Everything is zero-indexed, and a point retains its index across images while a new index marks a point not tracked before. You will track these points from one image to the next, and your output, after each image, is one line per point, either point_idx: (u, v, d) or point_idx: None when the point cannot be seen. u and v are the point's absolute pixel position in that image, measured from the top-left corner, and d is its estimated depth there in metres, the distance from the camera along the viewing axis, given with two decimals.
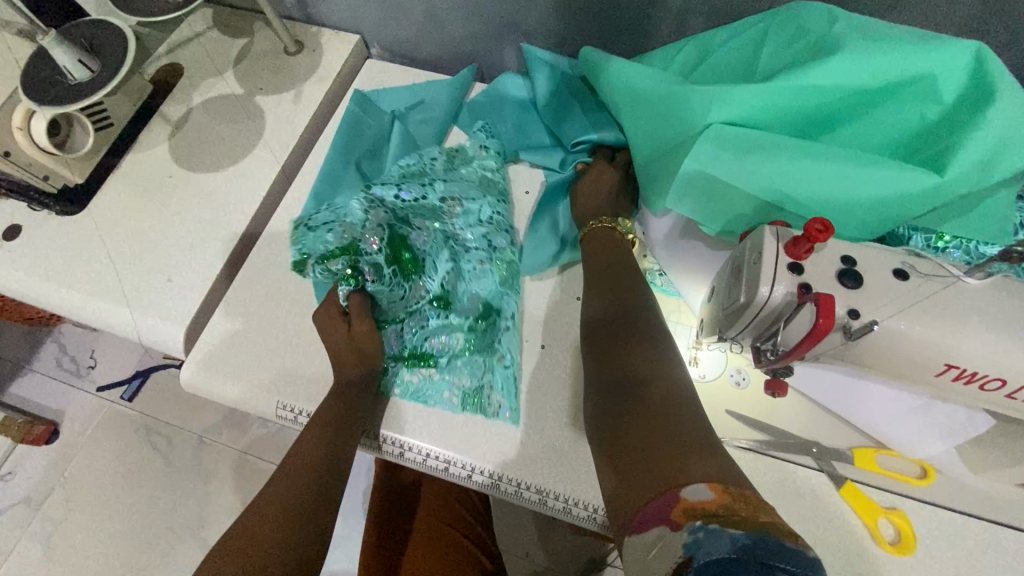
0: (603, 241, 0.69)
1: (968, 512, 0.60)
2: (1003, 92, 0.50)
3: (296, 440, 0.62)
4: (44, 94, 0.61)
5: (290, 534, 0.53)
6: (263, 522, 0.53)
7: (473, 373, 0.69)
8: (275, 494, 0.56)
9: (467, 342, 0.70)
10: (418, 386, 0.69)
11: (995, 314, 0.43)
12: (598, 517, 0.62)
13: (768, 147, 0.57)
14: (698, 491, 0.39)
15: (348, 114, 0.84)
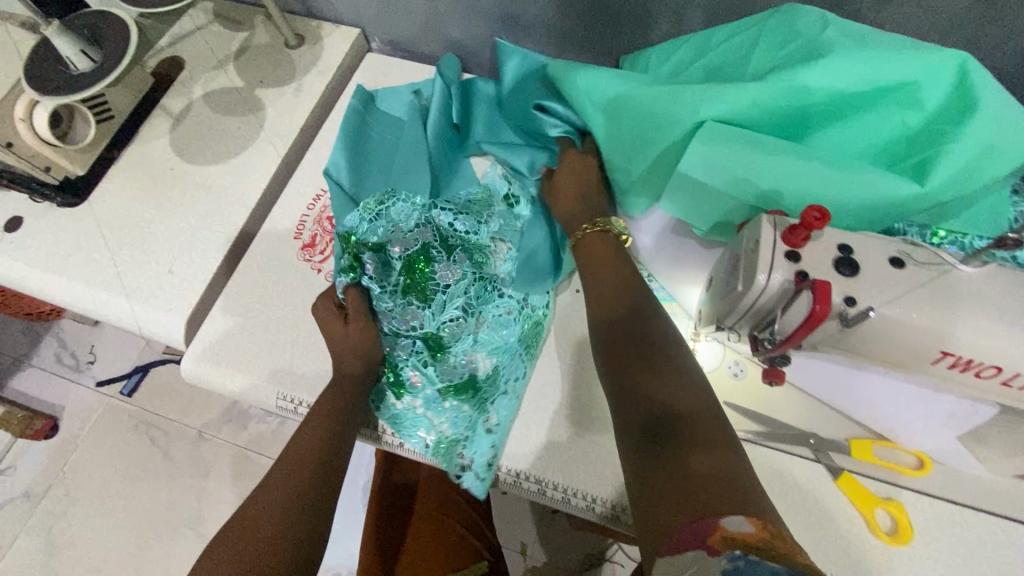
0: (593, 250, 0.63)
1: (963, 503, 0.60)
2: (988, 101, 0.46)
3: (295, 432, 0.61)
4: (46, 84, 0.61)
5: (284, 536, 0.52)
6: (256, 522, 0.53)
7: (456, 423, 0.66)
8: (267, 490, 0.56)
9: (452, 389, 0.67)
10: (401, 413, 0.67)
11: (988, 302, 0.43)
12: (596, 508, 0.62)
13: (749, 146, 0.52)
14: (737, 521, 0.37)
15: (349, 109, 0.82)
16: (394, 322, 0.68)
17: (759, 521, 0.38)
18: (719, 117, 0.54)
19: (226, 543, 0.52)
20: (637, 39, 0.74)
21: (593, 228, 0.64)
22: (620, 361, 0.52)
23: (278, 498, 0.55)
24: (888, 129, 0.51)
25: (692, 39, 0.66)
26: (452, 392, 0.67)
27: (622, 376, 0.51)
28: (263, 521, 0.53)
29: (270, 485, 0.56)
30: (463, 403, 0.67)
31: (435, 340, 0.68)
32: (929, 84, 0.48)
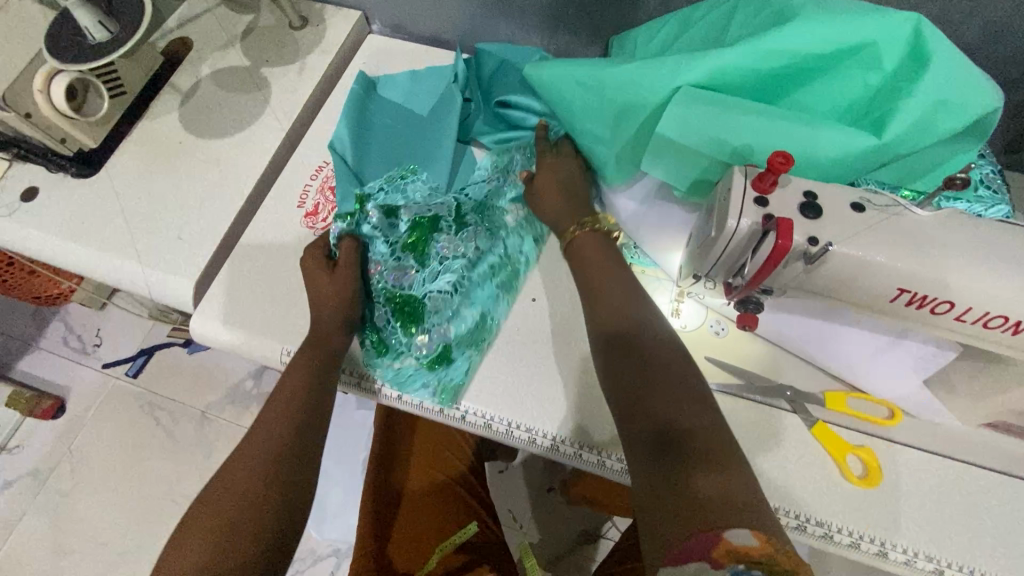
0: (585, 253, 0.62)
1: (931, 449, 0.63)
2: (936, 58, 0.51)
3: (280, 376, 0.64)
4: (67, 53, 0.65)
5: (260, 502, 0.53)
6: (231, 490, 0.54)
7: (430, 388, 0.69)
8: (241, 459, 0.57)
9: (427, 361, 0.69)
10: (387, 376, 0.70)
11: (939, 241, 0.47)
12: (583, 454, 0.66)
13: (725, 109, 0.57)
14: (740, 535, 0.41)
15: (352, 94, 0.85)
16: (385, 276, 0.71)
17: (762, 535, 0.41)
18: (695, 83, 0.58)
19: (203, 508, 0.53)
20: (624, 18, 0.78)
21: (582, 231, 0.64)
22: (630, 366, 0.52)
23: (249, 470, 0.55)
24: (851, 90, 0.56)
25: (672, 17, 0.69)
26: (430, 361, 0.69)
27: (631, 388, 0.51)
28: (238, 490, 0.54)
29: (244, 453, 0.57)
30: (439, 371, 0.69)
31: (418, 305, 0.70)
32: (887, 46, 0.53)
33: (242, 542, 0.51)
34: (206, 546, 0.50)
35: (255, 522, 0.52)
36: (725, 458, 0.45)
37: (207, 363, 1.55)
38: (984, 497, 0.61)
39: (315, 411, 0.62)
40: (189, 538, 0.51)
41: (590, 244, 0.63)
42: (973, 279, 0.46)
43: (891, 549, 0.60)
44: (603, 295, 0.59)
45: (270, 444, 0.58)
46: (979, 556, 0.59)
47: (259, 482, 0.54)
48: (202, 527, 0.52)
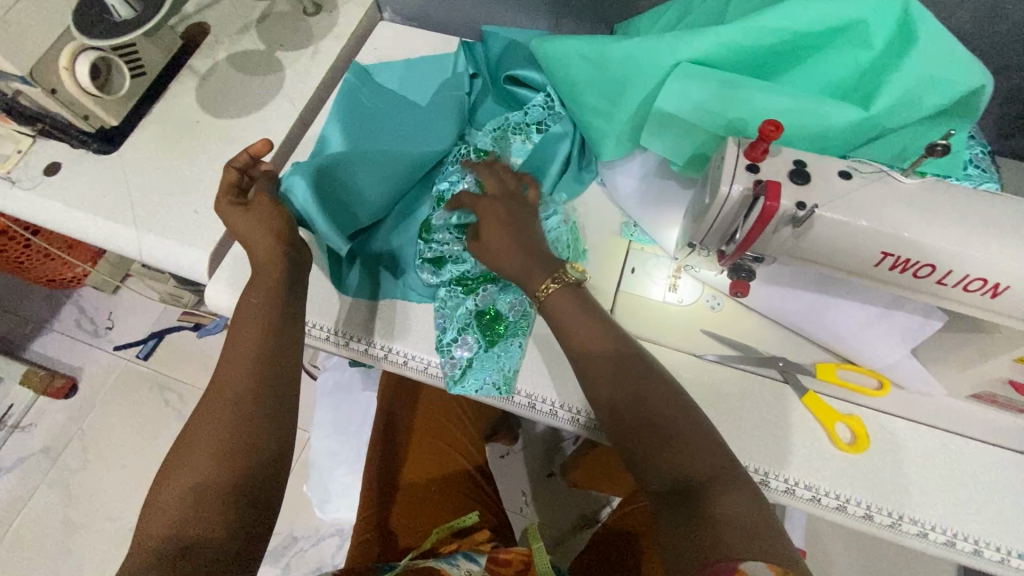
0: (560, 309, 0.60)
1: (918, 420, 0.66)
2: (924, 36, 0.54)
3: (226, 357, 0.58)
4: (94, 29, 0.68)
5: (228, 474, 0.51)
6: (197, 458, 0.52)
7: (459, 341, 0.71)
8: (203, 426, 0.54)
9: (491, 336, 0.71)
10: (464, 373, 0.70)
11: (921, 208, 0.49)
12: (581, 420, 0.69)
13: (719, 83, 0.60)
14: (757, 567, 0.44)
15: (346, 83, 0.87)
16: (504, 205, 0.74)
17: (776, 564, 0.45)
18: (692, 61, 0.61)
19: (171, 476, 0.52)
20: (626, 7, 0.80)
21: (556, 285, 0.60)
22: (638, 405, 0.54)
23: (213, 439, 0.52)
24: (842, 68, 0.59)
25: (677, 2, 0.71)
26: (477, 313, 0.72)
27: (638, 422, 0.54)
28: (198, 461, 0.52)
29: (203, 426, 0.54)
30: (480, 331, 0.72)
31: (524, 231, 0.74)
32: (877, 24, 0.56)
33: (214, 512, 0.50)
34: (179, 511, 0.49)
35: (225, 492, 0.51)
36: (734, 501, 0.49)
37: (216, 347, 1.58)
38: (967, 465, 0.64)
39: (278, 382, 0.57)
40: (161, 504, 0.50)
41: (565, 296, 0.60)
42: (953, 242, 0.48)
43: (877, 512, 0.62)
44: (576, 331, 0.59)
45: (232, 416, 0.53)
46: (960, 520, 0.61)
47: (222, 455, 0.52)
48: (172, 495, 0.50)
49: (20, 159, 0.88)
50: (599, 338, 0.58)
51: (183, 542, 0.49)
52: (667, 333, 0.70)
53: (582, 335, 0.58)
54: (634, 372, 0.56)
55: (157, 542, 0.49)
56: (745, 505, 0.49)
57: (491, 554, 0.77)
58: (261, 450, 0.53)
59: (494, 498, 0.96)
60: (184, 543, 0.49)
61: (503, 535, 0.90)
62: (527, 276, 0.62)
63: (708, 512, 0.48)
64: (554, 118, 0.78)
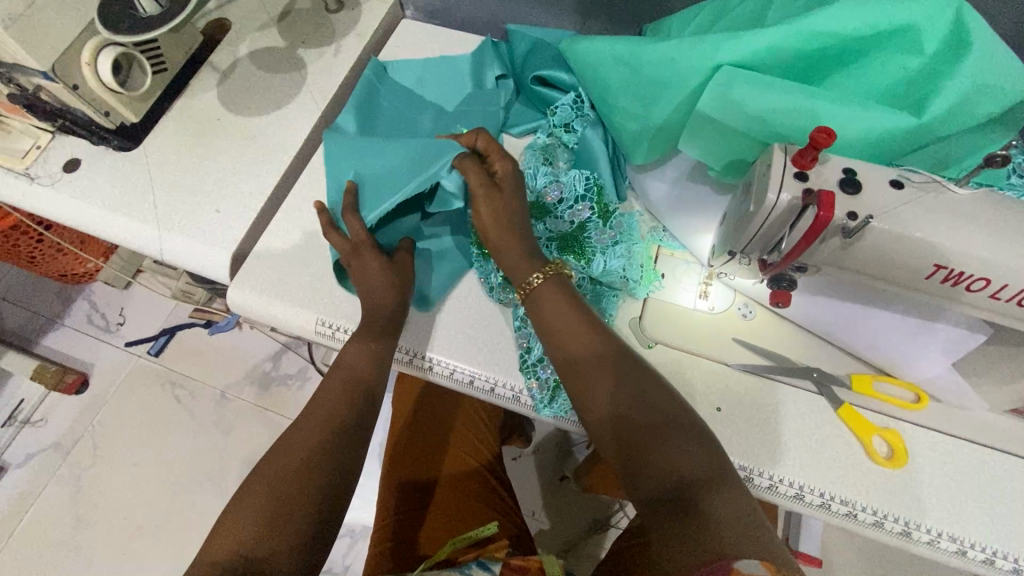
0: (547, 303, 0.59)
1: (956, 435, 0.64)
2: (978, 42, 0.53)
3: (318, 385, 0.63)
4: (120, 24, 0.67)
5: (301, 503, 0.52)
6: (277, 482, 0.52)
7: (545, 361, 0.68)
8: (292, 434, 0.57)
9: None
10: (547, 397, 0.68)
11: (976, 221, 0.48)
12: None
13: (763, 88, 0.59)
14: (751, 566, 0.43)
15: (364, 79, 0.86)
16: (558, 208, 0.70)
17: (771, 563, 0.44)
18: (733, 64, 0.60)
19: (247, 495, 0.52)
20: (657, 7, 0.79)
21: (546, 276, 0.60)
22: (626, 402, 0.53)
23: (294, 462, 0.54)
24: (888, 75, 0.58)
25: (711, 2, 0.70)
26: None
27: (629, 421, 0.53)
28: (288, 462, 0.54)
29: (284, 453, 0.55)
30: None
31: (579, 237, 0.70)
32: (928, 29, 0.54)
33: (287, 540, 0.50)
34: (254, 527, 0.50)
35: (297, 512, 0.51)
36: (732, 500, 0.48)
37: (228, 344, 1.57)
38: (1008, 482, 0.62)
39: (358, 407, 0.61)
40: (233, 520, 0.51)
41: (551, 291, 0.59)
42: (1010, 255, 0.47)
43: (915, 529, 0.60)
44: (558, 325, 0.58)
45: (310, 445, 0.56)
46: (1001, 538, 0.60)
47: (304, 482, 0.53)
48: (247, 513, 0.51)
49: (39, 154, 0.87)
50: (582, 333, 0.56)
51: (250, 561, 0.48)
52: (698, 341, 0.69)
53: (564, 331, 0.57)
54: (623, 370, 0.55)
55: (223, 558, 0.48)
56: (741, 505, 0.48)
57: (507, 561, 0.75)
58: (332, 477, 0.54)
59: (511, 505, 0.94)
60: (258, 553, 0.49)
61: (522, 544, 0.87)
62: (513, 270, 0.62)
63: (698, 506, 0.47)
64: (584, 119, 0.75)
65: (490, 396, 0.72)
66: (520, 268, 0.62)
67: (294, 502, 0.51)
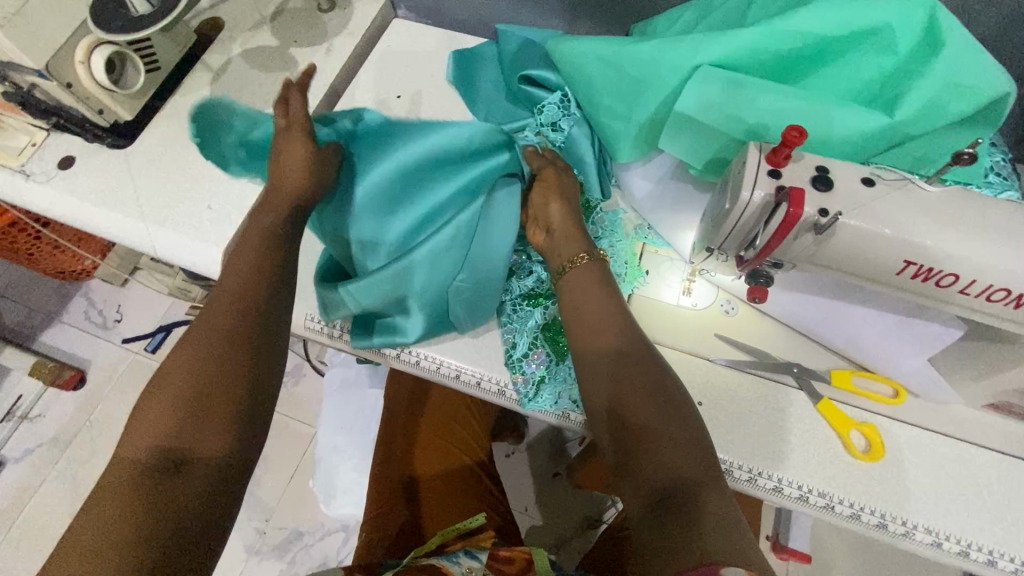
0: (580, 287, 0.61)
1: (933, 429, 0.65)
2: (950, 42, 0.54)
3: (226, 274, 0.58)
4: (111, 23, 0.68)
5: (211, 403, 0.50)
6: (193, 374, 0.50)
7: (531, 356, 0.69)
8: (203, 329, 0.53)
9: (557, 350, 0.69)
10: (532, 391, 0.69)
11: (945, 218, 0.49)
12: None
13: (742, 87, 0.60)
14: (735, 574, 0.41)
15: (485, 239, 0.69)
16: None
17: (753, 570, 0.42)
18: (711, 63, 0.61)
19: (160, 390, 0.50)
20: (643, 8, 0.80)
21: (588, 259, 0.62)
22: (641, 387, 0.54)
23: (209, 355, 0.51)
24: (865, 73, 0.59)
25: (695, 2, 0.71)
26: (542, 330, 0.70)
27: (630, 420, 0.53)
28: (201, 356, 0.51)
29: (193, 342, 0.52)
30: (549, 345, 0.70)
31: None
32: (903, 29, 0.55)
33: (211, 428, 0.49)
34: (167, 425, 0.48)
35: (213, 409, 0.50)
36: (721, 502, 0.48)
37: None
38: (984, 475, 0.63)
39: (271, 299, 0.57)
40: (149, 413, 0.49)
41: (591, 276, 0.61)
42: (979, 252, 0.48)
43: (891, 521, 0.61)
44: (590, 308, 0.59)
45: (223, 341, 0.52)
46: (977, 530, 0.61)
47: (223, 371, 0.51)
48: (162, 406, 0.49)
49: (34, 153, 0.88)
50: (607, 325, 0.58)
51: (174, 456, 0.47)
52: (683, 337, 0.70)
53: (597, 316, 0.59)
54: (633, 373, 0.55)
55: (141, 455, 0.47)
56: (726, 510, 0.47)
57: (493, 552, 0.76)
58: (247, 376, 0.52)
59: (499, 500, 0.95)
60: (174, 454, 0.47)
61: (510, 535, 0.89)
62: (566, 244, 0.64)
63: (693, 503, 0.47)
64: (569, 118, 0.76)
65: (474, 390, 0.73)
66: (570, 243, 0.64)
67: (211, 392, 0.50)
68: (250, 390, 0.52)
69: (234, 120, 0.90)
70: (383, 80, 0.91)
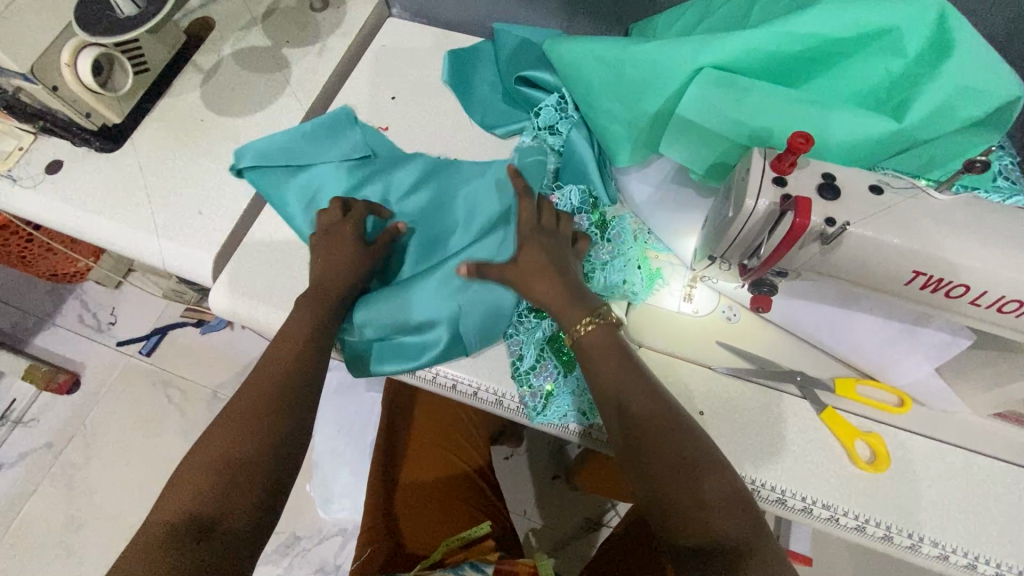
0: (598, 350, 0.56)
1: (940, 438, 0.64)
2: (960, 45, 0.53)
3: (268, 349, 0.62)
4: (96, 25, 0.66)
5: (247, 468, 0.52)
6: (230, 441, 0.53)
7: (538, 369, 0.68)
8: (241, 399, 0.57)
9: (564, 361, 0.68)
10: (541, 404, 0.67)
11: (957, 227, 0.47)
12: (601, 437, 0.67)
13: (744, 92, 0.59)
14: None
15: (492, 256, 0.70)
16: None
17: None
18: (715, 67, 0.60)
19: (194, 464, 0.52)
20: (643, 7, 0.78)
21: (596, 323, 0.56)
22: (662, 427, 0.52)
23: (245, 423, 0.54)
24: (872, 76, 0.58)
25: (695, 2, 0.69)
26: (550, 342, 0.68)
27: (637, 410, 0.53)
28: (238, 424, 0.54)
29: (233, 416, 0.55)
30: (557, 357, 0.68)
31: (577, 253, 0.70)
32: (911, 32, 0.54)
33: (239, 507, 0.51)
34: (203, 491, 0.50)
35: (245, 475, 0.52)
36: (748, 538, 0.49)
37: (219, 343, 1.56)
38: (991, 485, 0.62)
39: (306, 366, 0.61)
40: (185, 481, 0.51)
41: (602, 339, 0.56)
42: (990, 261, 0.46)
43: (897, 533, 0.60)
44: (602, 360, 0.56)
45: (259, 408, 0.56)
46: (984, 543, 0.60)
47: (258, 437, 0.54)
48: (196, 477, 0.51)
49: (22, 156, 0.86)
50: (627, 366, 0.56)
51: (205, 522, 0.49)
52: (686, 347, 0.68)
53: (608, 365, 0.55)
54: (636, 370, 0.55)
55: (175, 520, 0.49)
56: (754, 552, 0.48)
57: (499, 565, 0.76)
58: (279, 442, 0.55)
59: (499, 508, 0.94)
60: (203, 521, 0.49)
61: (509, 545, 0.88)
62: (561, 312, 0.57)
63: (696, 487, 0.50)
64: (568, 122, 0.76)
65: (472, 401, 0.71)
66: (570, 308, 0.57)
67: (242, 467, 0.52)
68: (280, 469, 0.54)
69: (226, 123, 0.88)
70: (377, 80, 0.89)
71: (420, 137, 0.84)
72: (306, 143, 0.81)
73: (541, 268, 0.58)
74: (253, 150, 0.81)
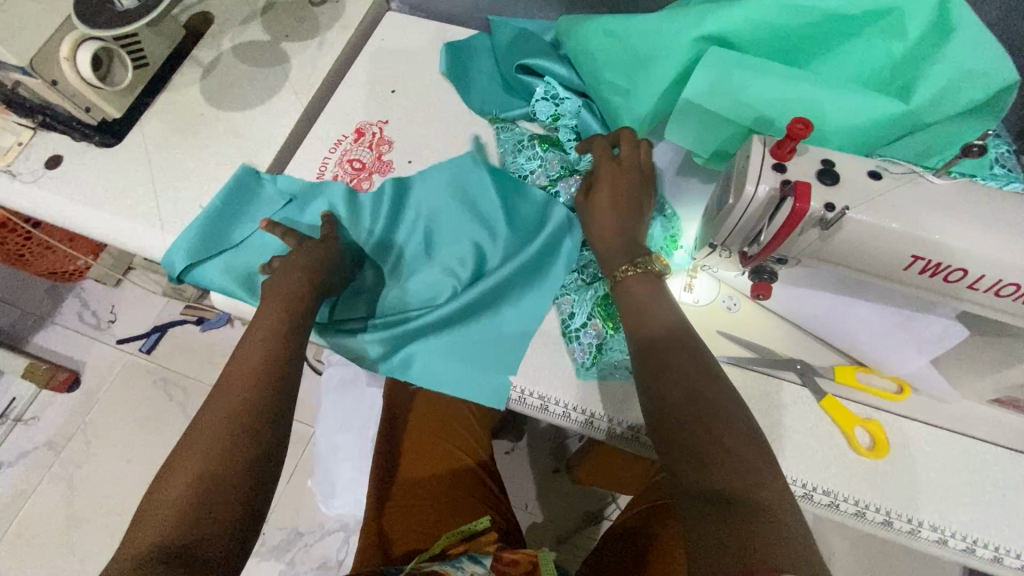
0: (636, 298, 0.59)
1: (937, 424, 0.65)
2: (964, 24, 0.53)
3: (240, 349, 0.61)
4: (95, 18, 0.66)
5: (225, 479, 0.51)
6: (203, 451, 0.52)
7: (589, 326, 0.69)
8: (216, 405, 0.56)
9: (612, 320, 0.68)
10: (591, 360, 0.68)
11: (955, 212, 0.48)
12: (609, 428, 0.67)
13: (748, 74, 0.59)
14: None
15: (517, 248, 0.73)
16: None
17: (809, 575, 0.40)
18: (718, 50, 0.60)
19: (173, 471, 0.52)
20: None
21: (635, 271, 0.60)
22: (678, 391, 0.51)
23: (220, 430, 0.54)
24: (876, 58, 0.58)
25: None
26: (598, 302, 0.69)
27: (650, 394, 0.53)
28: (213, 431, 0.54)
29: (207, 426, 0.54)
30: (607, 317, 0.69)
31: None
32: (912, 12, 0.55)
33: (222, 511, 0.50)
34: (179, 508, 0.49)
35: (224, 484, 0.51)
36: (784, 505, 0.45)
37: (220, 340, 1.56)
38: (988, 470, 0.63)
39: (280, 362, 0.60)
40: (161, 501, 0.50)
41: (642, 285, 0.59)
42: (989, 246, 0.47)
43: (896, 518, 0.61)
44: (642, 310, 0.58)
45: (237, 412, 0.55)
46: (983, 527, 0.60)
47: (232, 444, 0.53)
48: (173, 491, 0.51)
49: (21, 152, 0.86)
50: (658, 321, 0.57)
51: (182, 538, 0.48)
52: None
53: (638, 320, 0.58)
54: (671, 355, 0.54)
55: (154, 537, 0.48)
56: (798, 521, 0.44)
57: (498, 555, 0.76)
58: (253, 445, 0.54)
59: (501, 499, 0.95)
60: (184, 534, 0.48)
61: (511, 537, 0.88)
62: (608, 257, 0.63)
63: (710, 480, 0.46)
64: (565, 107, 0.79)
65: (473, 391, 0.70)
66: (618, 256, 0.62)
67: (216, 476, 0.51)
68: (258, 472, 0.53)
69: (227, 118, 0.88)
70: (377, 74, 0.89)
71: (420, 129, 0.84)
72: (222, 218, 0.79)
73: (613, 205, 0.64)
74: (182, 250, 0.77)
